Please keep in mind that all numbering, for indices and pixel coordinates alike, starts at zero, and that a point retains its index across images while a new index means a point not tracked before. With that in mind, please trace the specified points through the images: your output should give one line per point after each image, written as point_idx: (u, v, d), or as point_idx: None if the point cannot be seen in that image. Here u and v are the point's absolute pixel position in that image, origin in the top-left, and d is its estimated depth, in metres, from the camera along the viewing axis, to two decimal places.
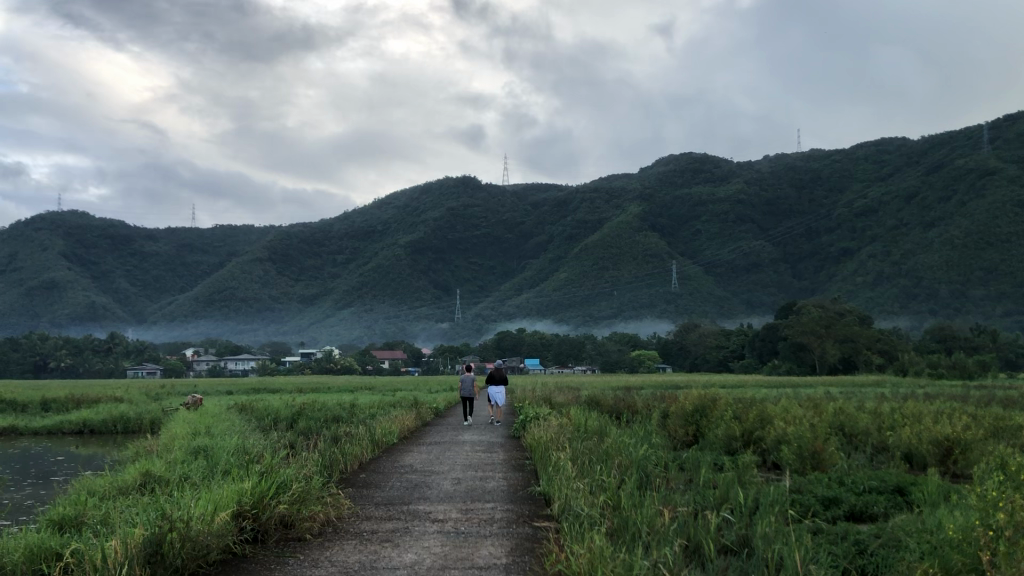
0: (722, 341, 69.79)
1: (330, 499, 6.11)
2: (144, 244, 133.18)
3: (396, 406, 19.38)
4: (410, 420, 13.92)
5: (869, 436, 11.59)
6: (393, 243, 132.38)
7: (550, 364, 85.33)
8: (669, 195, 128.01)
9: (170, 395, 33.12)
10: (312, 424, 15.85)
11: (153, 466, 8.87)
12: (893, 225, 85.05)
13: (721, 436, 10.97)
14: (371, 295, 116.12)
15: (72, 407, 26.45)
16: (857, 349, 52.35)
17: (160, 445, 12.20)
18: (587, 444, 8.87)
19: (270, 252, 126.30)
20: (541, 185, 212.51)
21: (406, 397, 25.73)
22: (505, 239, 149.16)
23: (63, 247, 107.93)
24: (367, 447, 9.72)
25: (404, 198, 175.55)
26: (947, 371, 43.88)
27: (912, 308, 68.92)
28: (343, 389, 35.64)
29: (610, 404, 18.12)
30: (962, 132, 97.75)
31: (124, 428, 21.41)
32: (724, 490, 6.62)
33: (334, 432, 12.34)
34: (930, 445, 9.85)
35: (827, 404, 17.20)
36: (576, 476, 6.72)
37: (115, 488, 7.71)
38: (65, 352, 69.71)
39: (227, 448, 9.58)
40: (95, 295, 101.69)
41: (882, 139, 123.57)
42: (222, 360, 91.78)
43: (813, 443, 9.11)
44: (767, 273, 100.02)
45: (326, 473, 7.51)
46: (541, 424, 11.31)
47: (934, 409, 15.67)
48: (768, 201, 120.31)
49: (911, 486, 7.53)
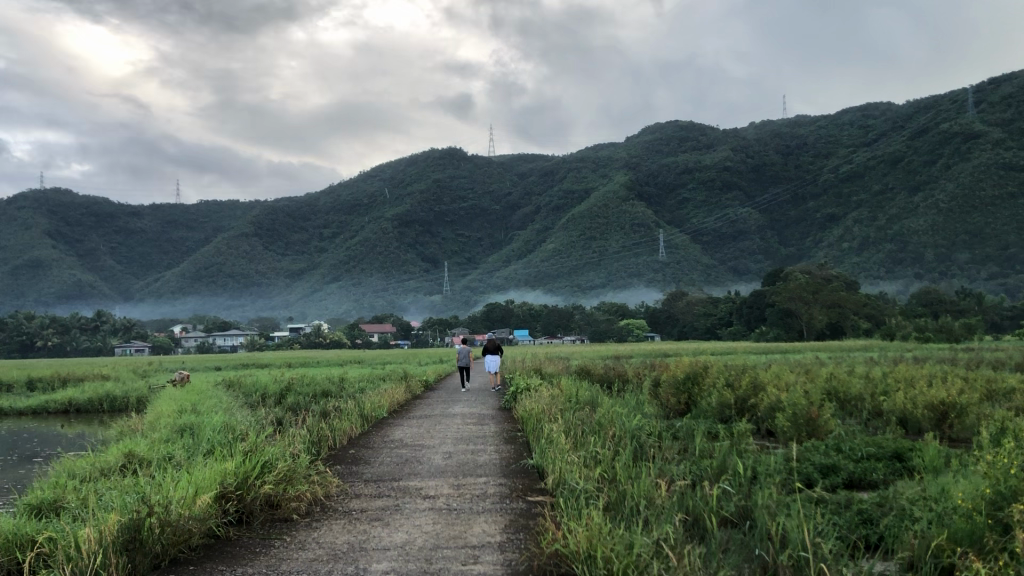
0: (711, 309, 69.91)
1: (317, 477, 5.92)
2: (129, 221, 132.08)
3: (387, 379, 19.42)
4: (399, 393, 13.79)
5: (863, 401, 11.50)
6: (379, 216, 131.84)
7: (539, 334, 85.54)
8: (655, 163, 127.56)
9: (159, 371, 33.05)
10: (301, 399, 15.78)
11: (136, 445, 8.67)
12: (879, 190, 85.18)
13: (714, 404, 10.81)
14: (359, 268, 115.83)
15: (58, 385, 26.25)
16: (844, 314, 52.51)
17: (147, 423, 12.06)
18: (580, 415, 8.72)
19: (256, 227, 125.55)
20: (528, 156, 211.98)
21: (396, 369, 25.86)
22: (492, 210, 148.76)
23: (47, 226, 106.98)
24: (358, 422, 9.57)
25: (390, 171, 174.51)
26: (934, 334, 43.97)
27: (898, 273, 69.42)
28: (332, 364, 35.65)
29: (601, 372, 18.18)
30: (947, 96, 97.73)
31: (112, 406, 21.23)
32: (723, 460, 6.46)
33: (323, 407, 12.24)
34: (925, 409, 9.76)
35: (820, 370, 17.20)
36: (571, 449, 6.56)
37: (97, 468, 7.48)
38: (51, 330, 69.51)
39: (213, 424, 9.38)
40: (81, 273, 101.09)
41: (868, 105, 123.50)
42: (210, 336, 91.50)
43: (807, 410, 8.96)
44: (754, 240, 100.21)
45: (315, 451, 7.34)
46: (533, 395, 11.18)
47: (924, 372, 15.79)
48: (755, 167, 120.37)
49: (910, 452, 7.43)
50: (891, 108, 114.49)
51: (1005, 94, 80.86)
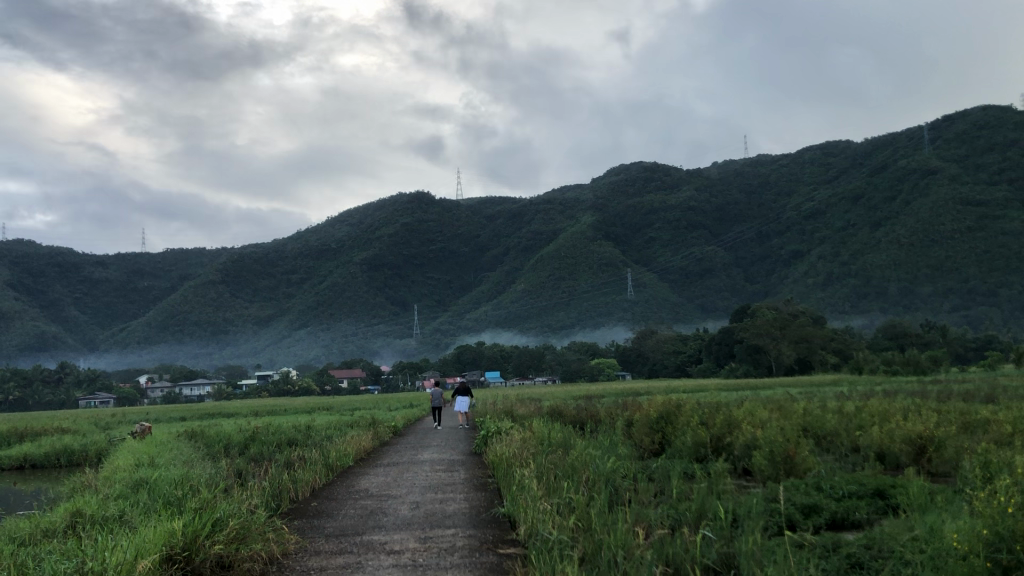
0: (681, 346, 70.05)
1: (274, 534, 5.54)
2: (93, 271, 130.10)
3: (354, 426, 18.94)
4: (367, 440, 13.31)
5: (840, 438, 11.30)
6: (348, 261, 131.13)
7: (511, 376, 85.10)
8: (621, 204, 128.27)
9: (121, 424, 32.03)
10: (265, 449, 15.26)
11: (85, 502, 8.23)
12: (840, 226, 86.41)
13: (689, 443, 10.54)
14: (327, 314, 114.87)
15: (16, 441, 25.38)
16: (811, 349, 52.72)
17: (100, 478, 11.59)
18: (552, 459, 8.38)
19: (222, 274, 124.32)
20: (496, 200, 212.39)
21: (365, 416, 25.36)
22: (461, 252, 148.29)
23: (9, 277, 105.06)
24: (321, 471, 9.18)
25: (358, 216, 174.10)
26: (901, 367, 44.17)
27: (863, 307, 70.16)
28: (301, 411, 34.81)
29: (573, 413, 17.85)
30: (903, 134, 99.93)
31: (69, 461, 20.58)
32: (703, 503, 6.23)
33: (287, 456, 11.73)
34: (903, 443, 9.60)
35: (792, 405, 17.04)
36: (544, 495, 6.26)
37: (39, 532, 6.97)
38: (12, 383, 67.67)
39: (169, 478, 8.94)
40: (45, 325, 99.12)
41: (828, 143, 125.68)
42: (177, 385, 89.84)
43: (784, 447, 8.71)
44: (720, 277, 100.90)
45: (272, 506, 6.95)
46: (503, 439, 10.86)
47: (899, 405, 15.58)
48: (719, 207, 121.70)
49: (892, 488, 7.19)
50: (850, 146, 116.59)
51: (959, 130, 82.96)
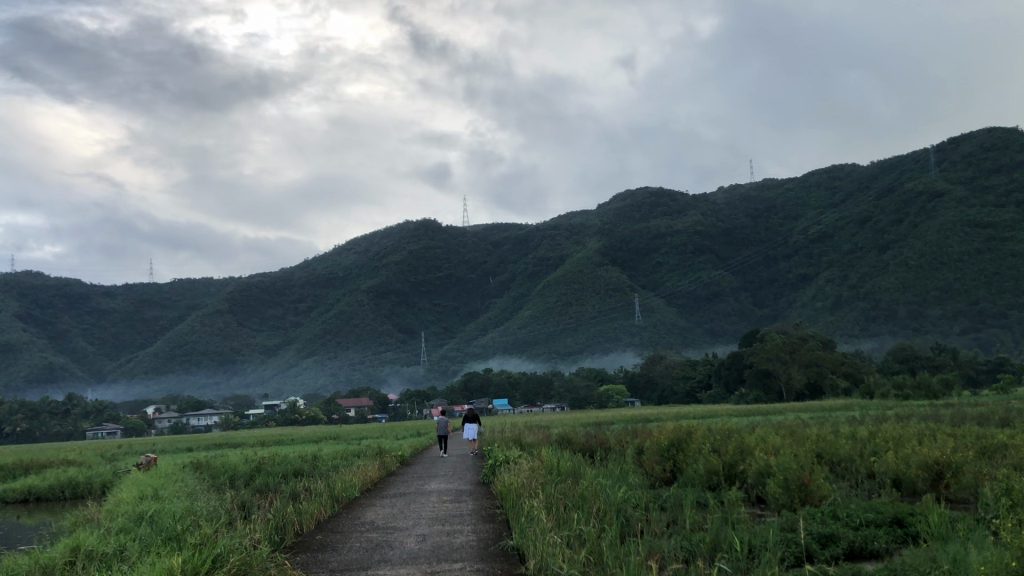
0: (690, 372, 69.65)
1: (278, 570, 5.40)
2: (101, 301, 130.36)
3: (360, 456, 18.74)
4: (373, 470, 13.14)
5: (855, 464, 11.09)
6: (355, 289, 131.15)
7: (519, 403, 84.61)
8: (628, 229, 128.16)
9: (126, 455, 31.80)
10: (271, 480, 15.09)
11: (85, 537, 8.08)
12: (848, 249, 86.19)
13: (701, 471, 10.37)
14: (335, 342, 114.80)
15: (20, 473, 25.22)
16: (822, 373, 52.36)
17: (103, 512, 11.42)
18: (561, 489, 8.21)
19: (230, 303, 124.44)
20: (502, 227, 212.58)
21: (372, 444, 25.18)
22: (467, 278, 148.20)
23: (18, 309, 105.30)
24: (327, 504, 9.02)
25: (365, 244, 174.39)
26: (913, 391, 43.78)
27: (872, 330, 69.76)
28: (307, 441, 34.63)
29: (581, 441, 17.65)
30: (908, 157, 99.85)
31: (73, 493, 20.40)
32: (718, 532, 6.07)
33: (293, 487, 11.55)
34: (919, 469, 9.40)
35: (804, 431, 16.76)
36: (553, 526, 6.11)
37: (38, 567, 6.82)
38: (20, 415, 67.57)
39: (172, 511, 8.79)
40: (53, 356, 99.10)
41: (834, 166, 125.73)
42: (184, 415, 89.54)
43: (799, 474, 8.54)
44: (728, 301, 100.52)
45: (276, 539, 6.80)
46: (511, 469, 10.69)
47: (913, 431, 15.31)
48: (726, 231, 121.60)
49: (910, 516, 7.00)
50: (856, 169, 116.50)
51: (965, 152, 82.89)
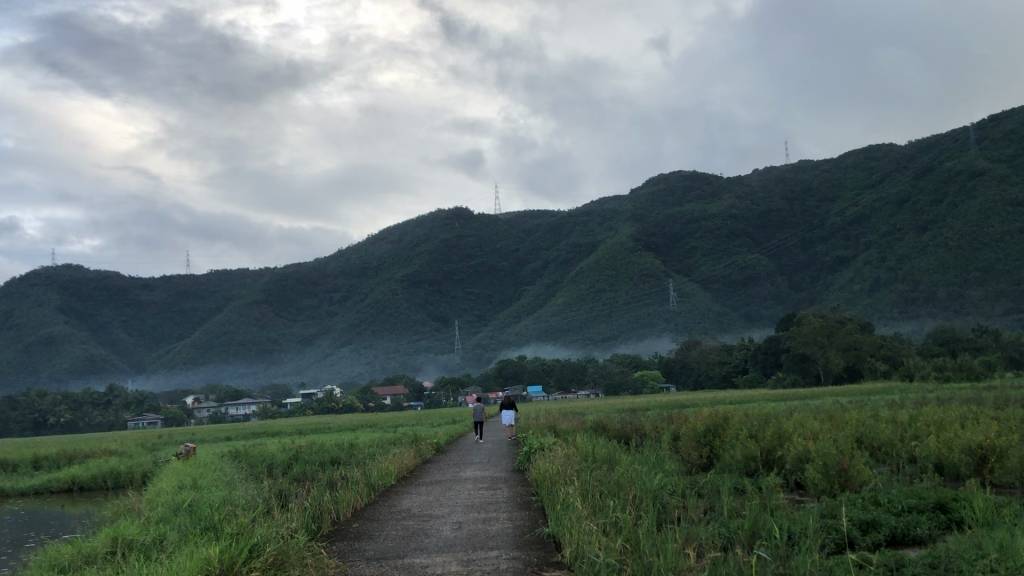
0: (726, 357, 69.22)
1: (312, 557, 5.41)
2: (141, 294, 132.35)
3: (397, 443, 18.81)
4: (409, 458, 13.17)
5: (895, 449, 10.90)
6: (389, 278, 131.66)
7: (553, 390, 84.56)
8: (661, 215, 127.20)
9: (167, 444, 32.27)
10: (308, 469, 15.22)
11: (126, 526, 8.19)
12: (886, 231, 84.88)
13: (739, 457, 10.24)
14: (370, 331, 115.54)
15: (65, 463, 25.74)
16: (860, 356, 51.63)
17: (145, 501, 11.62)
18: (597, 475, 8.18)
19: (266, 294, 125.79)
20: (535, 214, 211.88)
21: (408, 432, 25.28)
22: (500, 266, 148.11)
23: (59, 302, 107.39)
24: (363, 492, 9.07)
25: (398, 233, 174.92)
26: (954, 373, 43.10)
27: (911, 312, 68.62)
28: (345, 429, 34.85)
29: (617, 427, 17.52)
30: (947, 135, 97.96)
31: (115, 483, 20.74)
32: (756, 521, 5.99)
33: (330, 476, 11.60)
34: (962, 453, 9.21)
35: (843, 415, 16.53)
36: (589, 514, 6.06)
37: (81, 556, 7.00)
38: (64, 406, 69.04)
39: (210, 501, 8.86)
40: (95, 348, 100.87)
41: (870, 146, 123.72)
42: (224, 405, 90.76)
43: (838, 459, 8.40)
44: (764, 285, 99.55)
45: (315, 527, 6.84)
46: (547, 456, 10.65)
47: (957, 413, 15.00)
48: (761, 214, 120.29)
49: (954, 502, 6.85)
50: (894, 148, 114.49)
51: (1006, 129, 81.20)
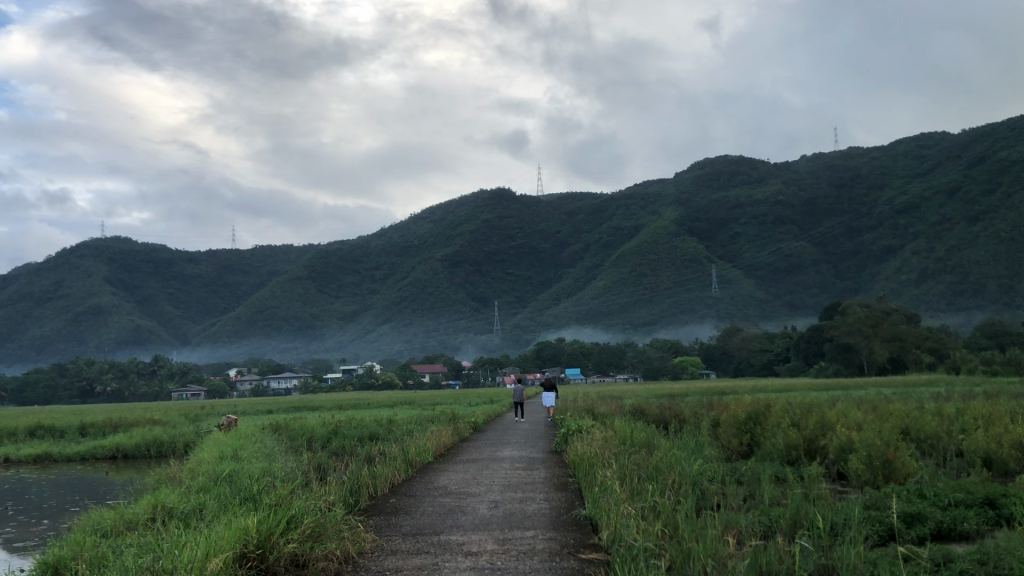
0: (766, 345, 68.49)
1: (349, 531, 5.40)
2: (187, 267, 134.34)
3: (434, 421, 18.86)
4: (447, 435, 13.21)
5: (943, 442, 10.64)
6: (429, 257, 131.91)
7: (591, 372, 84.36)
8: (705, 200, 125.80)
9: (208, 416, 32.64)
10: (347, 443, 15.35)
11: (166, 495, 8.32)
12: (936, 220, 83.10)
13: (780, 445, 10.10)
14: (410, 310, 116.20)
15: (110, 431, 26.21)
16: (905, 348, 50.79)
17: (186, 470, 11.79)
18: (635, 459, 8.13)
19: (308, 271, 126.92)
20: (578, 197, 210.61)
21: (444, 410, 25.31)
22: (541, 248, 147.61)
23: (107, 273, 109.47)
24: (401, 468, 9.13)
25: (440, 213, 175.11)
26: (1001, 367, 42.10)
27: (959, 304, 67.20)
28: (382, 406, 35.05)
29: (656, 411, 17.37)
30: (1003, 124, 95.41)
31: (158, 452, 21.11)
32: (799, 509, 5.87)
33: (367, 451, 11.68)
34: (1012, 449, 8.98)
35: (888, 406, 16.16)
36: (628, 497, 5.98)
37: (122, 523, 7.14)
38: (110, 375, 70.54)
39: (250, 472, 8.97)
40: (141, 319, 102.77)
41: (923, 134, 120.96)
42: (265, 378, 92.00)
43: (882, 450, 8.23)
44: (809, 273, 98.11)
45: (351, 501, 6.86)
46: (584, 438, 10.58)
47: (1006, 407, 14.62)
48: (807, 201, 118.39)
49: (1003, 497, 6.66)
50: (947, 136, 111.85)
51: None
